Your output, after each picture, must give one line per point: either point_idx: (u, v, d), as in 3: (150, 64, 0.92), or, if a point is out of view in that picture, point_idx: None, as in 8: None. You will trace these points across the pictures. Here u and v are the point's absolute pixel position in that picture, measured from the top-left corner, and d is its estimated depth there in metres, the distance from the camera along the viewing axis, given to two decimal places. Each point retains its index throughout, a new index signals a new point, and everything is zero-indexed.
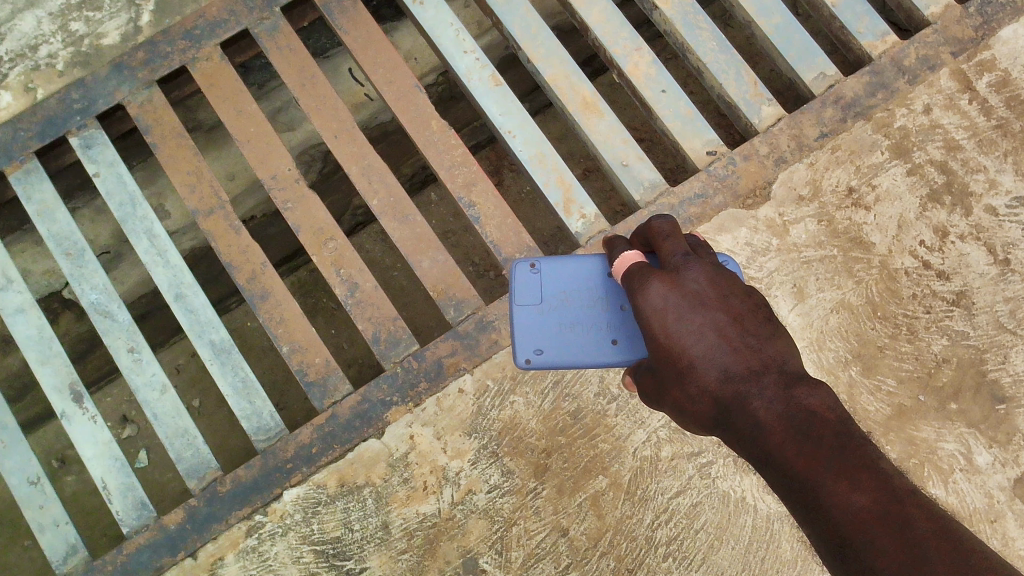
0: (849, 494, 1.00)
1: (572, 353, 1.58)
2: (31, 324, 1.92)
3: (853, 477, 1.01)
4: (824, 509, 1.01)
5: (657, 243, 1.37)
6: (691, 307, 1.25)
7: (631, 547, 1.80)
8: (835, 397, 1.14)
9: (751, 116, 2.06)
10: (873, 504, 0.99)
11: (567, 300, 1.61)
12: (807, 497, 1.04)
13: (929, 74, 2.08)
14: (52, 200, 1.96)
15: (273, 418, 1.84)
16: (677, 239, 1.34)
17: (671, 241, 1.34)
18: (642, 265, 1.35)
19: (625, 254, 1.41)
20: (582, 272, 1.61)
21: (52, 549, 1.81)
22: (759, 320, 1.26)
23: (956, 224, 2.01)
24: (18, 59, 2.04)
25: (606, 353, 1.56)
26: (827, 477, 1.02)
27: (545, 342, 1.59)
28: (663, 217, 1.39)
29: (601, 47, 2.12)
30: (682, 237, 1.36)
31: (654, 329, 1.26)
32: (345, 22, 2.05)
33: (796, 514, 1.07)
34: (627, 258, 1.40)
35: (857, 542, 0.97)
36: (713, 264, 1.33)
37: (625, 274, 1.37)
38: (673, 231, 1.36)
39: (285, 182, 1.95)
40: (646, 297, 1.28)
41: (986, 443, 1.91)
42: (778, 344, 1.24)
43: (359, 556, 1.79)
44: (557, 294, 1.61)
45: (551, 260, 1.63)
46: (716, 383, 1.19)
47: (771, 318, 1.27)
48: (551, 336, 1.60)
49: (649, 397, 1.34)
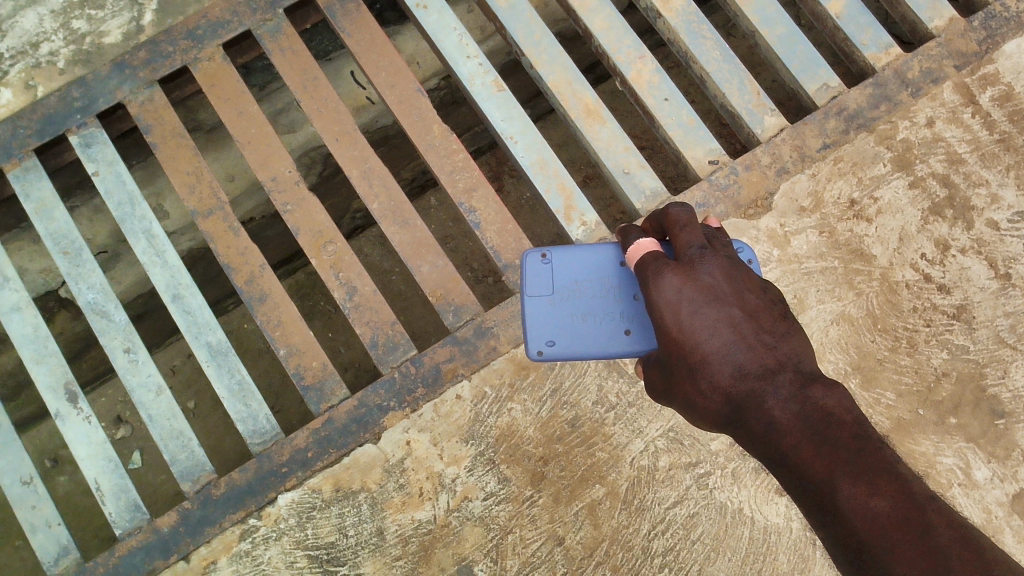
0: (868, 498, 1.06)
1: (586, 346, 1.57)
2: (26, 323, 1.91)
3: (871, 482, 1.07)
4: (842, 513, 1.07)
5: (673, 232, 1.34)
6: (706, 301, 1.24)
7: (627, 557, 1.79)
8: (849, 398, 1.18)
9: (754, 126, 2.06)
10: (892, 510, 1.05)
11: (578, 290, 1.60)
12: (824, 500, 1.09)
13: (932, 87, 2.08)
14: (50, 198, 1.95)
15: (269, 421, 1.82)
16: (693, 230, 1.31)
17: (687, 232, 1.31)
18: (656, 255, 1.32)
19: (639, 242, 1.37)
20: (594, 262, 1.61)
21: (43, 550, 1.79)
22: (773, 318, 1.26)
23: (957, 238, 2.01)
24: (19, 56, 2.03)
25: (619, 344, 1.55)
26: (845, 482, 1.08)
27: (557, 334, 1.59)
28: (680, 205, 1.35)
29: (604, 54, 2.11)
30: (699, 228, 1.32)
31: (667, 321, 1.25)
32: (348, 24, 2.05)
33: (811, 516, 1.13)
34: (641, 246, 1.37)
35: (876, 547, 1.03)
36: (731, 258, 1.31)
37: (638, 263, 1.34)
38: (690, 220, 1.33)
39: (285, 185, 1.94)
40: (659, 289, 1.26)
41: (985, 458, 1.91)
42: (793, 342, 1.24)
43: (353, 562, 1.77)
44: (569, 284, 1.61)
45: (562, 250, 1.62)
46: (731, 381, 1.20)
47: (786, 316, 1.28)
48: (564, 327, 1.59)
49: (659, 391, 1.34)
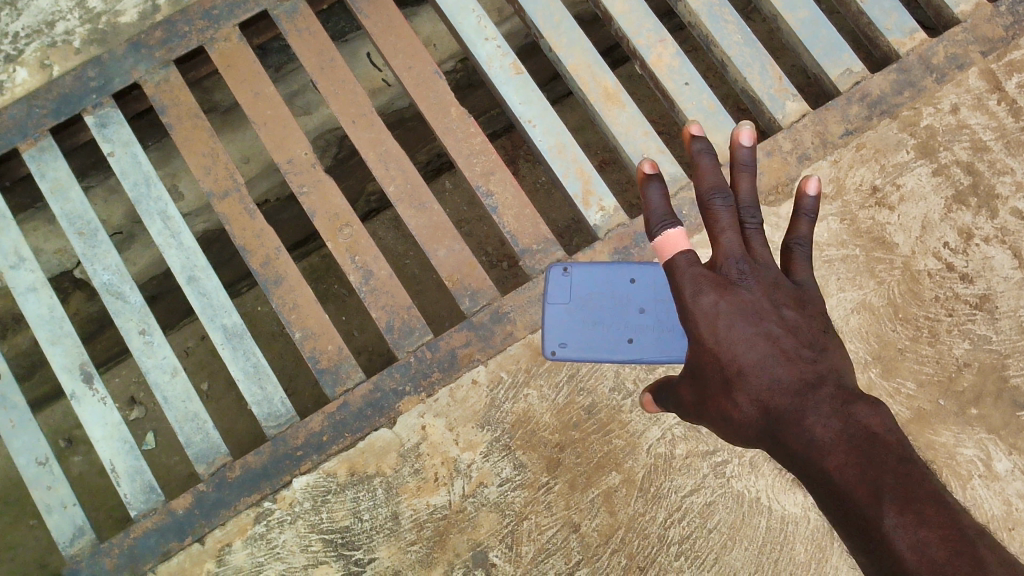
0: (918, 529, 0.93)
1: (598, 350, 1.67)
2: (42, 304, 1.90)
3: (920, 511, 0.95)
4: (888, 545, 0.94)
5: (711, 234, 1.25)
6: (743, 313, 1.17)
7: (643, 544, 1.78)
8: (893, 418, 1.08)
9: (775, 111, 2.03)
10: (944, 544, 0.92)
11: (594, 300, 1.69)
12: (868, 530, 0.97)
13: (957, 73, 2.04)
14: (66, 178, 1.94)
15: (285, 405, 1.82)
16: (734, 234, 1.23)
17: (728, 236, 1.23)
18: (689, 256, 1.23)
19: (670, 234, 1.25)
20: (612, 275, 1.69)
21: (59, 530, 1.79)
22: (813, 333, 1.18)
23: (981, 227, 1.98)
24: (35, 35, 2.02)
25: (624, 352, 1.66)
26: (892, 511, 0.96)
27: (568, 338, 1.68)
28: (721, 200, 1.25)
29: (624, 38, 2.09)
30: (739, 233, 1.24)
31: (702, 332, 1.18)
32: (365, 6, 2.03)
33: (853, 548, 1.00)
34: (671, 239, 1.25)
35: None
36: (770, 262, 1.24)
37: (668, 262, 1.24)
38: (731, 223, 1.24)
39: (302, 167, 1.93)
40: (695, 297, 1.19)
41: (1006, 450, 1.88)
42: (831, 357, 1.17)
43: (368, 547, 1.76)
44: (585, 294, 1.70)
45: (582, 265, 1.71)
46: (769, 396, 1.13)
47: (827, 332, 1.20)
48: (576, 332, 1.68)
49: (691, 406, 1.29)
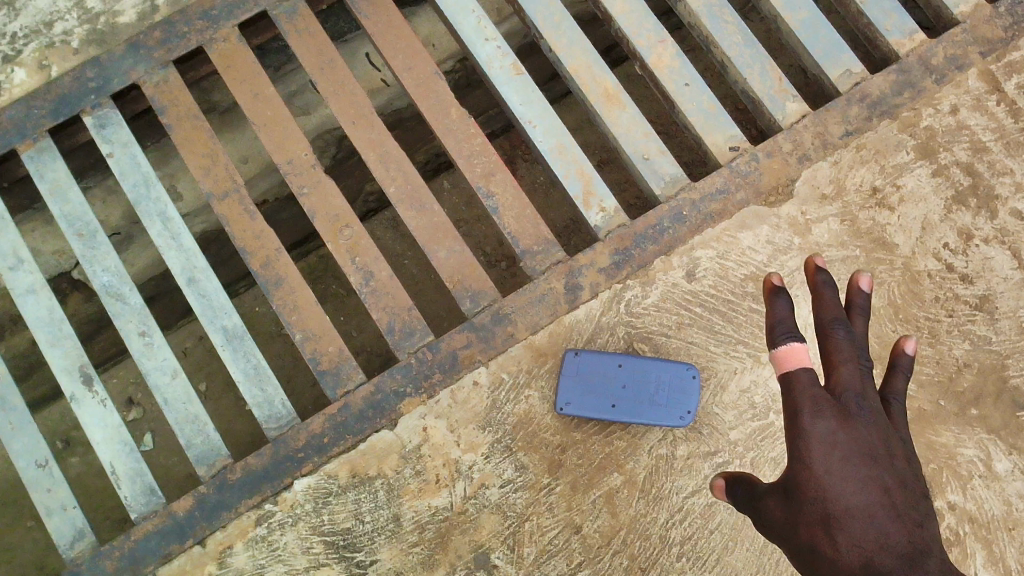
0: None
1: (594, 410, 1.80)
2: (41, 305, 1.89)
3: None
4: None
5: (831, 360, 1.35)
6: (857, 454, 1.26)
7: (645, 546, 1.78)
8: None
9: (775, 112, 2.02)
10: None
11: (599, 371, 1.82)
12: None
13: (957, 73, 2.05)
14: (65, 179, 1.93)
15: (285, 406, 1.81)
16: (854, 371, 1.33)
17: (848, 369, 1.33)
18: (810, 374, 1.32)
19: (794, 345, 1.36)
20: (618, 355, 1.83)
21: (59, 533, 1.78)
22: (917, 495, 1.27)
23: (981, 228, 1.98)
24: (33, 35, 2.01)
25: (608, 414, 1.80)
26: None
27: (571, 396, 1.80)
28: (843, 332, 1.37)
29: (624, 38, 2.08)
30: (858, 369, 1.34)
31: (815, 457, 1.26)
32: (365, 6, 2.02)
33: None
34: (795, 350, 1.35)
35: None
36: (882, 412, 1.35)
37: (788, 373, 1.34)
38: (851, 356, 1.34)
39: (301, 168, 1.92)
40: (815, 423, 1.28)
41: (1006, 450, 1.89)
42: (931, 526, 1.25)
43: (369, 548, 1.76)
44: (594, 367, 1.82)
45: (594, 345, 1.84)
46: (873, 547, 1.18)
47: (927, 499, 1.28)
48: (577, 393, 1.81)
49: (772, 526, 1.32)
